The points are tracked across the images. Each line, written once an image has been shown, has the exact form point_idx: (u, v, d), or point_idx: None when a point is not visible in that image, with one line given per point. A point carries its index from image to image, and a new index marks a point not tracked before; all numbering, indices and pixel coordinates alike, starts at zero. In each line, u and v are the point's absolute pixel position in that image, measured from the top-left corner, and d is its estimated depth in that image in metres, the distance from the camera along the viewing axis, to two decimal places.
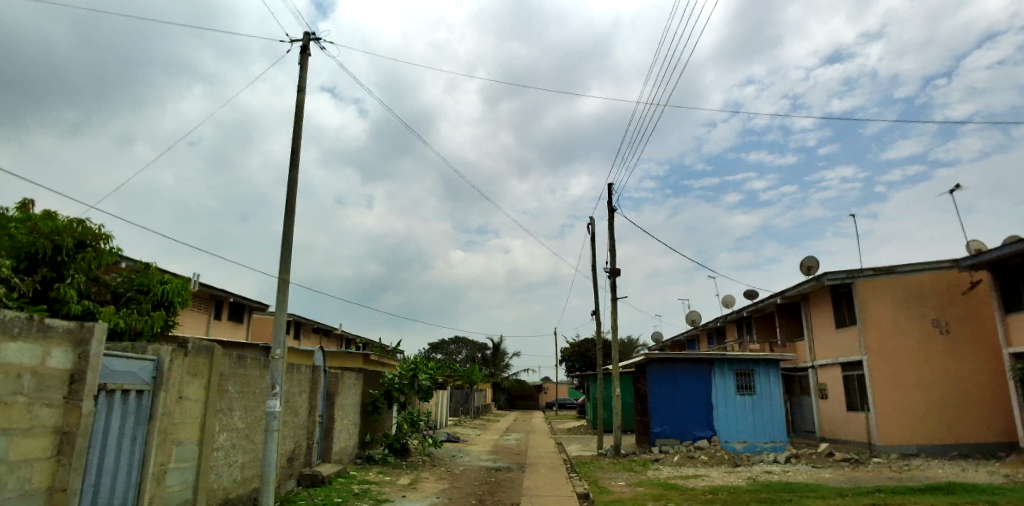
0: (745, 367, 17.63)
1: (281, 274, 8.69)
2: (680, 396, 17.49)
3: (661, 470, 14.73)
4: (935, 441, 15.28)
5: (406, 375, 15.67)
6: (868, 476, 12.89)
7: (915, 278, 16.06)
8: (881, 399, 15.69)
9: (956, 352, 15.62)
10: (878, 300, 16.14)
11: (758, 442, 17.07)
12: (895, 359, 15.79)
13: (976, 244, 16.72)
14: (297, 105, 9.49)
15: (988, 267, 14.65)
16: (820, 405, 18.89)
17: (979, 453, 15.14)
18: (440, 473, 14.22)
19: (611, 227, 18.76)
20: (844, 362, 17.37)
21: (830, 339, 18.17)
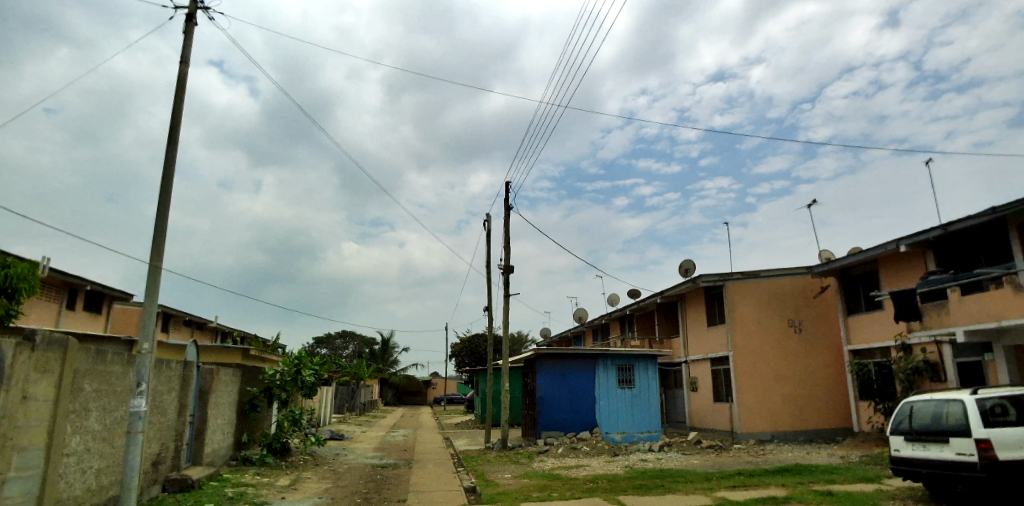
0: (626, 362, 18.73)
1: (152, 261, 7.88)
2: (566, 390, 18.24)
3: (547, 461, 15.26)
4: (787, 429, 17.17)
5: (289, 372, 14.86)
6: (730, 461, 14.27)
7: (776, 282, 17.97)
8: (744, 391, 17.37)
9: (806, 349, 17.66)
10: (744, 301, 17.91)
11: (635, 432, 18.18)
12: (757, 355, 17.60)
13: (825, 253, 19.04)
14: (178, 78, 8.65)
15: (836, 273, 16.69)
16: (690, 396, 20.57)
17: (821, 437, 17.22)
18: (323, 473, 13.66)
19: (507, 225, 19.14)
20: (713, 357, 19.04)
21: (702, 336, 19.79)
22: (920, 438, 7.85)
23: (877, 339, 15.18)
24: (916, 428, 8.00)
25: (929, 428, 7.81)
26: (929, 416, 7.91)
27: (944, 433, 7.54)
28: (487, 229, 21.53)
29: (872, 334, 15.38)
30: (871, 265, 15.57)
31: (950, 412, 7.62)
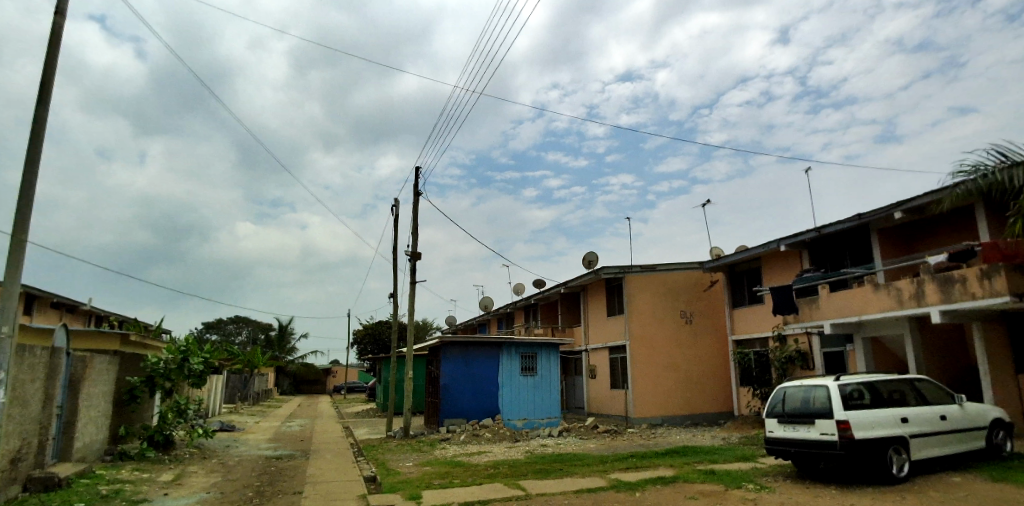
0: (529, 350, 19.32)
1: (14, 235, 7.08)
2: (471, 378, 18.53)
3: (449, 448, 15.46)
4: (677, 413, 18.50)
5: (174, 359, 13.84)
6: (622, 444, 15.22)
7: (670, 276, 19.28)
8: (639, 379, 18.56)
9: (696, 338, 19.04)
10: (641, 293, 19.10)
11: (536, 418, 18.83)
12: (651, 344, 18.83)
13: (715, 250, 20.64)
14: (51, 32, 7.78)
15: (724, 269, 18.19)
16: (589, 383, 21.62)
17: (706, 421, 18.62)
18: (211, 466, 12.97)
19: (416, 211, 18.97)
20: (611, 346, 20.11)
21: (601, 326, 20.84)
22: (791, 420, 8.85)
23: (757, 330, 16.76)
24: (788, 410, 9.01)
25: (798, 411, 8.83)
26: (799, 400, 8.92)
27: (811, 414, 8.56)
28: (395, 214, 21.20)
29: (753, 326, 16.97)
30: (755, 263, 17.09)
31: (816, 396, 8.64)
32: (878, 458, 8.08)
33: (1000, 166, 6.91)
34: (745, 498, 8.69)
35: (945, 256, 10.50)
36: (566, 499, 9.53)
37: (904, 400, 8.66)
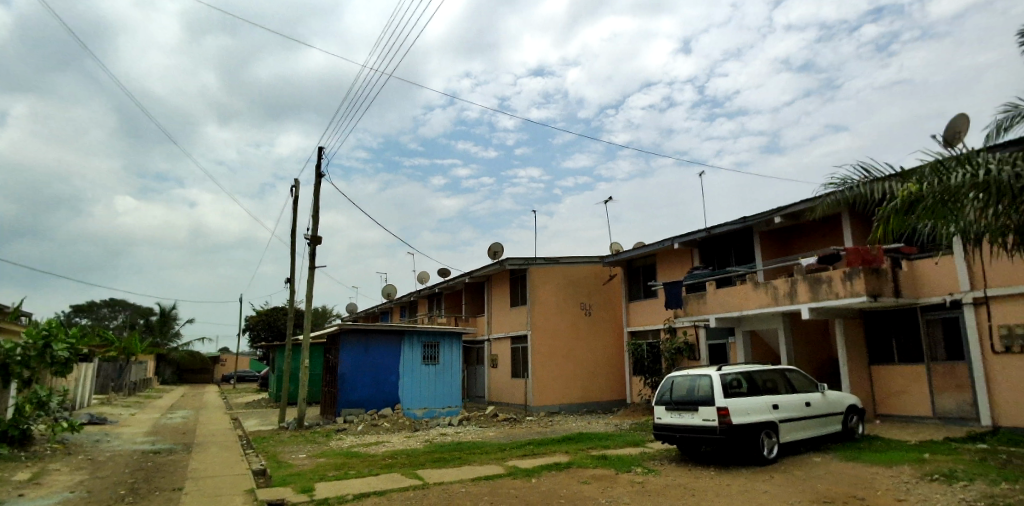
0: (432, 339, 19.15)
1: None
2: (371, 367, 18.06)
3: (345, 439, 14.98)
4: (573, 401, 19.11)
5: (34, 346, 12.19)
6: (521, 432, 15.52)
7: (572, 269, 19.86)
8: (538, 368, 18.99)
9: (593, 329, 19.76)
10: (544, 284, 19.54)
11: (436, 407, 18.70)
12: (551, 334, 19.33)
13: (615, 246, 21.51)
14: None
15: (622, 264, 19.01)
16: (491, 372, 21.83)
17: (600, 408, 19.32)
18: (76, 463, 11.66)
19: (318, 193, 18.12)
20: (513, 336, 20.42)
21: (504, 316, 21.09)
22: (677, 407, 9.43)
23: (650, 323, 17.71)
24: (675, 398, 9.58)
25: (684, 399, 9.41)
26: (686, 388, 9.51)
27: (696, 402, 9.16)
28: (295, 195, 20.13)
29: (647, 318, 17.89)
30: (651, 259, 18.00)
31: (700, 385, 9.25)
32: (752, 442, 8.82)
33: (866, 180, 7.77)
34: (633, 481, 9.16)
35: (815, 258, 11.62)
36: (463, 488, 9.55)
37: (776, 388, 9.51)
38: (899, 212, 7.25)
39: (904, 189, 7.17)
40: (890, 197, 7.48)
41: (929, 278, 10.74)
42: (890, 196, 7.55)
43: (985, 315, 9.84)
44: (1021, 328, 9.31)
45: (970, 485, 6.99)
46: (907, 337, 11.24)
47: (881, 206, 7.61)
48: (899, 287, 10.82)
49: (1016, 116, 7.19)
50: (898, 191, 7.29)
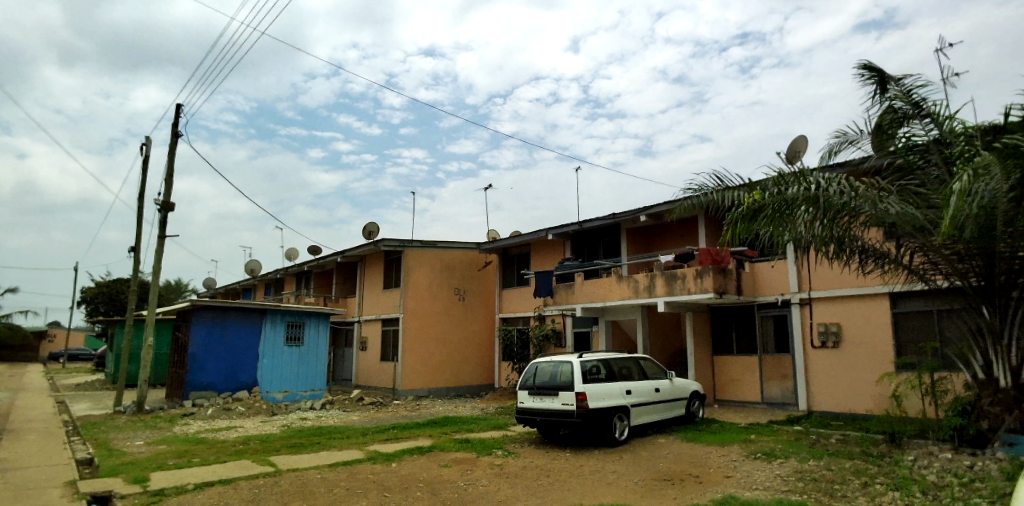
0: (296, 319, 17.96)
1: None
2: (226, 347, 16.54)
3: (191, 424, 13.57)
4: (442, 385, 18.98)
5: None
6: (387, 416, 15.09)
7: (448, 253, 19.67)
8: (408, 352, 18.60)
9: (466, 314, 19.72)
10: (419, 267, 19.16)
11: (298, 391, 17.59)
12: (423, 318, 19.02)
13: (492, 233, 21.65)
14: None
15: (498, 251, 19.16)
16: (359, 355, 21.04)
17: (469, 393, 19.33)
18: None
19: (173, 153, 16.13)
20: (384, 318, 19.82)
21: (376, 298, 20.39)
22: (539, 391, 9.64)
23: (521, 310, 18.08)
24: (538, 383, 9.77)
25: (546, 384, 9.63)
26: (549, 373, 9.71)
27: (556, 387, 9.43)
28: (144, 154, 17.77)
29: (519, 305, 18.23)
30: (526, 248, 18.34)
31: (562, 371, 9.51)
32: (606, 425, 9.28)
33: (718, 187, 8.12)
34: (493, 464, 9.24)
35: (673, 256, 12.48)
36: (320, 474, 9.02)
37: (630, 374, 10.08)
38: (745, 217, 7.71)
39: (748, 198, 7.63)
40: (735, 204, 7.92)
41: (766, 280, 11.99)
42: (736, 203, 7.96)
43: (808, 313, 11.19)
44: (834, 326, 10.72)
45: (785, 462, 7.90)
46: (745, 330, 12.50)
47: (729, 211, 7.99)
48: (741, 285, 11.97)
49: (842, 142, 8.18)
50: (742, 199, 7.77)
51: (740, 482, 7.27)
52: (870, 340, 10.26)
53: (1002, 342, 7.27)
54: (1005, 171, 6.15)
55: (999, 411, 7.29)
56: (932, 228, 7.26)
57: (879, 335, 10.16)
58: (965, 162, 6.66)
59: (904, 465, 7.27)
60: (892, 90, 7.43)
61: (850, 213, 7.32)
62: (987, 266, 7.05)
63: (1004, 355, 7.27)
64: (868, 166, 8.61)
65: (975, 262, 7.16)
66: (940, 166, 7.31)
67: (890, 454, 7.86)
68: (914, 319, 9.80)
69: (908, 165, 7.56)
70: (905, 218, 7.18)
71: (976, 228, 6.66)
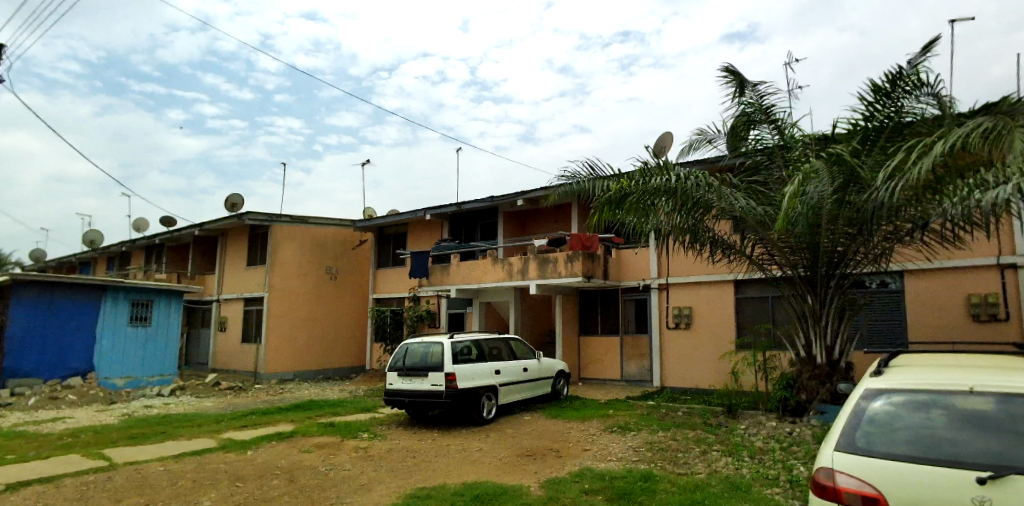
0: (142, 297, 16.02)
1: None
2: (54, 328, 14.29)
3: (7, 417, 11.59)
4: (309, 367, 17.97)
5: None
6: (246, 401, 14.00)
7: (320, 230, 18.62)
8: (273, 333, 17.38)
9: (338, 293, 18.84)
10: (287, 244, 17.95)
11: (144, 376, 15.76)
12: (291, 298, 17.88)
13: (369, 212, 20.83)
14: None
15: (373, 230, 18.48)
16: (216, 337, 19.33)
17: (337, 375, 18.49)
18: None
19: None
20: (246, 297, 18.36)
21: (239, 275, 18.83)
22: (408, 373, 9.43)
23: (395, 290, 17.65)
24: (407, 364, 9.54)
25: (416, 365, 9.45)
26: (419, 355, 9.52)
27: (426, 368, 9.28)
28: None
29: (393, 286, 17.78)
30: (402, 228, 17.88)
31: (433, 351, 9.37)
32: (474, 404, 9.32)
33: (589, 175, 8.38)
34: (357, 447, 8.88)
35: (545, 240, 12.79)
36: (163, 466, 8.09)
37: (500, 355, 10.21)
38: (611, 203, 7.95)
39: (616, 184, 7.87)
40: (604, 190, 8.18)
41: (630, 266, 12.71)
42: (605, 191, 8.24)
43: (665, 297, 12.03)
44: (687, 309, 11.64)
45: (637, 434, 8.44)
46: (609, 312, 13.19)
47: (598, 197, 8.23)
48: (607, 270, 12.57)
49: (701, 140, 8.81)
50: (610, 185, 8.01)
51: (596, 454, 7.63)
52: (716, 322, 11.30)
53: (821, 323, 8.30)
54: (831, 174, 6.97)
55: (815, 384, 8.34)
56: (770, 224, 8.06)
57: (723, 317, 11.22)
58: (800, 165, 7.46)
59: (737, 433, 8.10)
60: (747, 95, 8.08)
61: (703, 205, 7.91)
62: (811, 259, 7.98)
63: (821, 335, 8.31)
64: (724, 164, 9.33)
65: (802, 255, 8.07)
66: (781, 168, 8.14)
67: (726, 424, 8.71)
68: (752, 303, 10.94)
69: (756, 165, 8.32)
70: (749, 212, 7.91)
71: (805, 224, 7.49)
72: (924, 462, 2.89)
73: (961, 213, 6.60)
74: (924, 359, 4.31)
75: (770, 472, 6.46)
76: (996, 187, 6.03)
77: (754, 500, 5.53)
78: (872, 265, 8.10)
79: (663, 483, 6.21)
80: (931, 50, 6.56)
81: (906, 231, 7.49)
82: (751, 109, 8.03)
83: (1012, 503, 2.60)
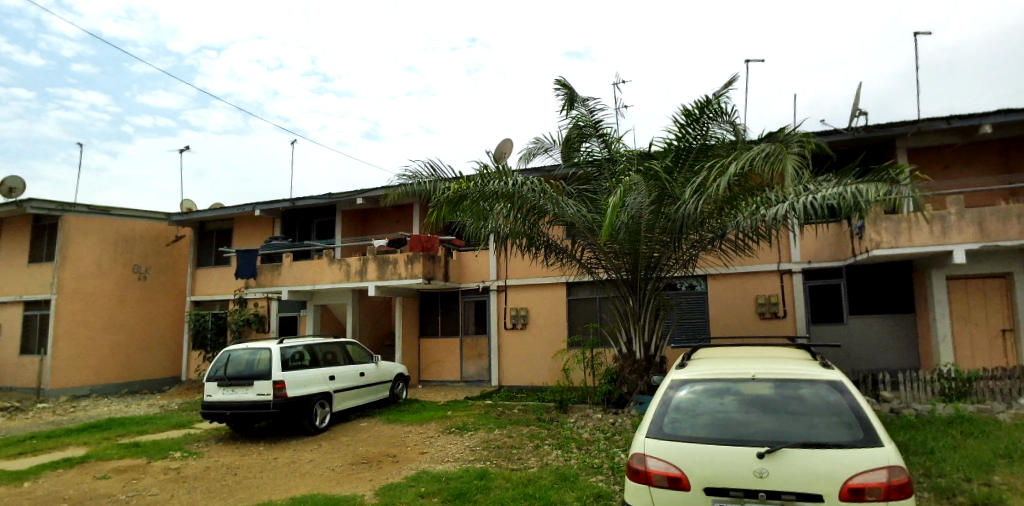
0: None
1: None
2: None
3: None
4: (108, 381, 15.51)
5: None
6: (25, 424, 11.72)
7: (126, 224, 16.29)
8: (62, 342, 14.78)
9: (147, 296, 16.62)
10: (83, 238, 15.41)
11: None
12: (87, 301, 15.37)
13: (189, 205, 18.67)
14: None
15: (193, 225, 16.64)
16: None
17: (147, 388, 16.27)
18: None
19: None
20: (26, 300, 15.43)
21: (16, 274, 15.75)
22: (230, 383, 8.60)
23: (218, 292, 16.07)
24: (230, 373, 8.69)
25: (240, 373, 8.64)
26: (243, 362, 8.72)
27: (252, 376, 8.53)
28: None
29: (216, 287, 16.18)
30: (228, 224, 16.36)
31: (261, 358, 8.65)
32: (305, 413, 8.78)
33: (430, 176, 8.35)
34: (168, 468, 7.86)
35: (386, 241, 12.55)
36: None
37: (335, 360, 9.77)
38: (450, 203, 7.98)
39: (454, 184, 7.92)
40: (443, 190, 8.17)
41: (469, 268, 12.92)
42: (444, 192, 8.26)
43: (503, 299, 12.42)
44: (524, 310, 12.14)
45: (475, 434, 8.59)
46: (449, 313, 13.28)
47: (437, 198, 8.23)
48: (447, 272, 12.65)
49: (538, 148, 9.24)
50: (449, 186, 8.03)
51: (433, 457, 7.61)
52: (550, 322, 11.95)
53: (639, 322, 9.16)
54: (648, 188, 7.71)
55: (635, 377, 9.18)
56: (596, 230, 8.71)
57: (556, 317, 11.91)
58: (623, 177, 8.17)
59: (567, 427, 8.62)
60: (578, 108, 8.65)
61: (537, 210, 8.29)
62: (631, 263, 8.76)
63: (639, 332, 9.17)
64: (558, 173, 9.89)
65: (623, 260, 8.82)
66: (608, 179, 8.86)
67: (557, 418, 9.22)
68: (583, 304, 11.76)
69: (586, 176, 8.97)
70: (579, 218, 8.48)
71: (627, 232, 8.21)
72: (718, 443, 3.26)
73: (750, 226, 7.74)
74: (717, 352, 4.92)
75: (594, 461, 6.95)
76: (777, 204, 7.28)
77: (578, 489, 5.89)
78: (682, 270, 9.14)
79: (497, 479, 6.38)
80: (731, 85, 7.59)
81: (708, 240, 8.55)
82: (582, 123, 8.60)
83: (783, 474, 3.02)
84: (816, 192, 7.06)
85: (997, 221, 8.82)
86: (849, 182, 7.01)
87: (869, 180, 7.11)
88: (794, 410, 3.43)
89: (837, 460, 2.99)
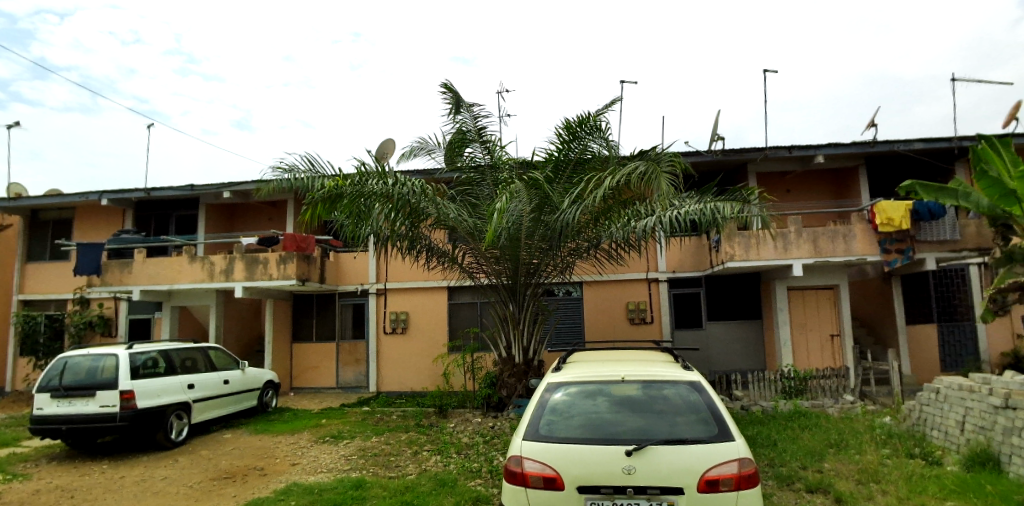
0: None
1: None
2: None
3: None
4: None
5: None
6: None
7: None
8: None
9: None
10: None
11: None
12: None
13: (16, 188, 16.03)
14: None
15: (21, 212, 14.32)
16: None
17: None
18: None
19: None
20: None
21: None
22: (67, 394, 7.50)
23: (54, 290, 14.00)
24: (65, 383, 7.57)
25: (79, 383, 7.56)
26: (83, 371, 7.65)
27: (94, 386, 7.51)
28: None
29: (51, 285, 14.07)
30: (67, 213, 14.33)
31: (105, 365, 7.64)
32: (158, 426, 7.89)
33: (308, 171, 7.93)
34: None
35: (256, 239, 11.73)
36: None
37: (194, 367, 8.90)
38: (326, 201, 7.61)
39: (330, 181, 7.58)
40: (319, 187, 7.78)
41: (346, 270, 12.42)
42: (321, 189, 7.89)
43: (383, 302, 12.08)
44: (404, 314, 11.90)
45: (350, 442, 8.25)
46: (324, 317, 12.65)
47: (312, 195, 7.82)
48: (323, 273, 12.06)
49: (421, 148, 9.14)
50: (325, 182, 7.66)
51: (305, 468, 7.19)
52: (431, 326, 11.86)
53: (519, 326, 9.37)
54: (529, 196, 7.89)
55: (513, 381, 9.37)
56: (477, 236, 8.78)
57: (438, 321, 11.85)
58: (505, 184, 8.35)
59: (446, 432, 8.55)
60: (463, 114, 8.70)
61: (418, 212, 8.16)
62: (512, 269, 8.93)
63: (518, 337, 9.38)
64: (442, 176, 9.83)
65: (503, 265, 8.97)
66: (490, 186, 8.98)
67: (437, 423, 9.14)
68: (464, 308, 11.81)
69: (469, 181, 9.01)
70: (460, 223, 8.49)
71: (507, 238, 8.36)
72: (591, 443, 3.41)
73: (622, 237, 8.24)
74: (590, 356, 5.16)
75: (473, 464, 6.98)
76: (646, 217, 7.84)
77: (458, 494, 5.86)
78: (559, 276, 9.47)
79: (374, 488, 6.15)
80: (609, 105, 8.07)
81: (583, 249, 8.96)
82: (465, 129, 8.68)
83: (649, 470, 3.24)
84: (681, 208, 7.70)
85: (828, 241, 10.18)
86: (709, 199, 7.77)
87: (725, 198, 7.91)
88: (658, 410, 3.69)
89: (695, 455, 3.26)
